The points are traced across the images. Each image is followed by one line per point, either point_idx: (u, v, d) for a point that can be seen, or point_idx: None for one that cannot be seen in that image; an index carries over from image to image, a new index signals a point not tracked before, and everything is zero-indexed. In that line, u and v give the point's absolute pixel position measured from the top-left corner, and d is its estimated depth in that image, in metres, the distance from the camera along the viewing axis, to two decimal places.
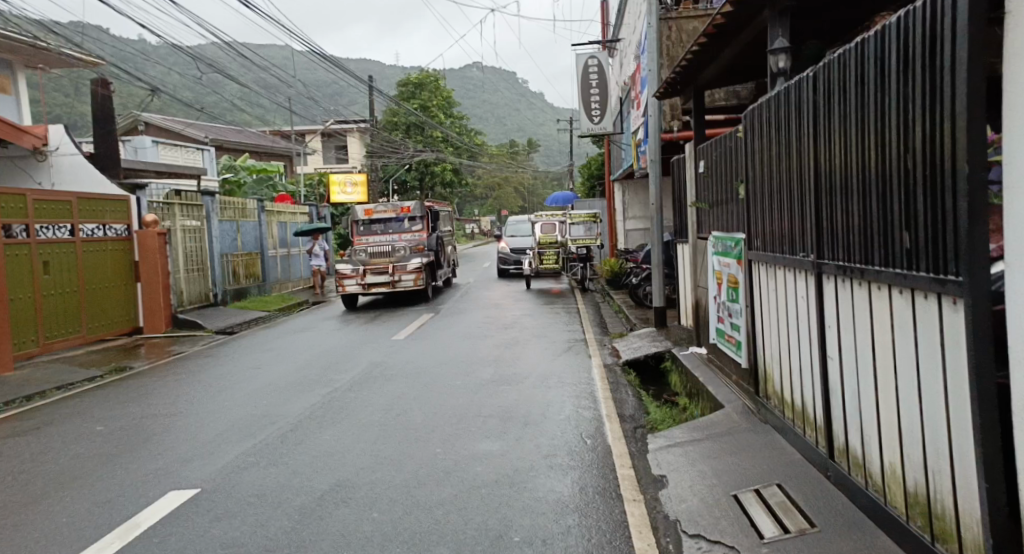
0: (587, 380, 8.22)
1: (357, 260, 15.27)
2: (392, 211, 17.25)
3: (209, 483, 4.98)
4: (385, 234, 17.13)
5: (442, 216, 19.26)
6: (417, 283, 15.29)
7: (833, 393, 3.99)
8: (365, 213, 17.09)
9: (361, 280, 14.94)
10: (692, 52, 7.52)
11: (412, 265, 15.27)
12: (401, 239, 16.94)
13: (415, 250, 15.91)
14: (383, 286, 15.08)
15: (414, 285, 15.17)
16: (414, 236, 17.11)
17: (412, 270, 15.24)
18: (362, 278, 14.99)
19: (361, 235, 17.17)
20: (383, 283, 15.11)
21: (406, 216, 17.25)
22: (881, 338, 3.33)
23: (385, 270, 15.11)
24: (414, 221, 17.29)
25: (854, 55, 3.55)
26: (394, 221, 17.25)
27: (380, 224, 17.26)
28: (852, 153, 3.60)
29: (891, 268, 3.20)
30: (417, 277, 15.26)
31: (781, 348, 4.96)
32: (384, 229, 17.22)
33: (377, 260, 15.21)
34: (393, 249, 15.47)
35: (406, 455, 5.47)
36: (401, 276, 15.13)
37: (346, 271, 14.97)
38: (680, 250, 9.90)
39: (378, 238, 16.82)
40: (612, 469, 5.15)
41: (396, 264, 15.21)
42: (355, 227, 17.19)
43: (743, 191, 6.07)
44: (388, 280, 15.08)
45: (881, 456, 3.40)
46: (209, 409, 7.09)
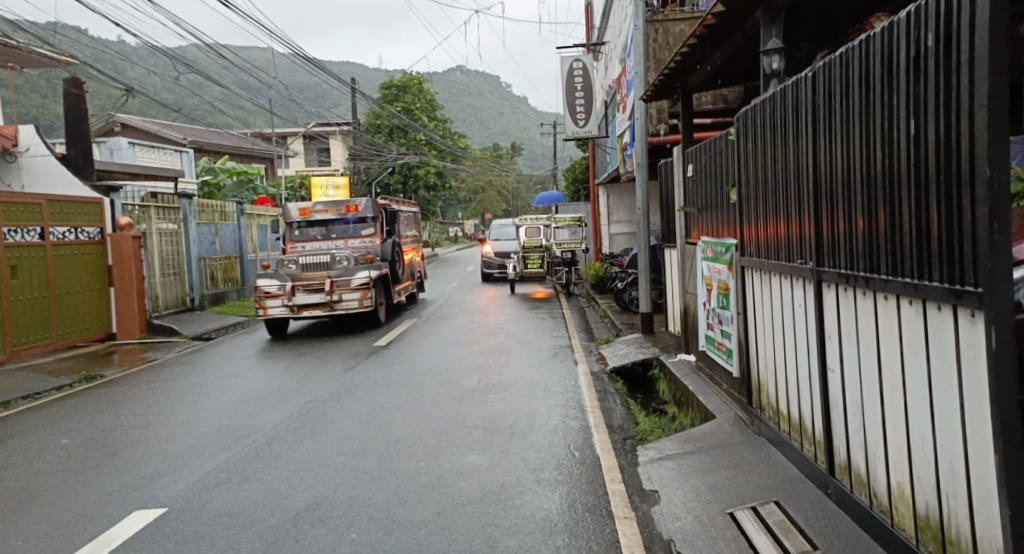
0: (574, 388, 8.04)
1: (286, 273, 12.62)
2: (334, 210, 14.58)
3: (178, 501, 4.71)
4: (327, 240, 14.54)
5: (401, 218, 16.51)
6: (363, 303, 12.69)
7: (833, 406, 3.83)
8: (301, 214, 14.48)
9: (289, 300, 12.28)
10: (681, 54, 7.40)
11: (357, 281, 12.69)
12: (347, 246, 14.40)
13: (362, 260, 13.23)
14: (317, 308, 12.43)
15: (360, 306, 12.60)
16: (364, 241, 14.51)
17: (355, 287, 12.64)
18: (291, 297, 12.31)
19: (297, 241, 14.61)
20: (318, 303, 12.42)
21: (353, 217, 14.53)
22: (888, 352, 3.17)
23: (320, 287, 12.48)
24: (365, 222, 14.62)
25: (859, 55, 3.38)
26: (339, 222, 14.58)
27: (321, 228, 14.61)
28: (857, 157, 3.43)
29: (899, 278, 3.04)
30: (363, 296, 12.68)
31: (776, 359, 4.79)
32: (327, 233, 14.58)
33: (312, 273, 12.60)
34: (332, 260, 12.79)
35: (388, 470, 5.24)
36: (342, 295, 12.52)
37: (271, 289, 12.32)
38: (667, 255, 9.75)
39: (318, 246, 14.33)
40: (601, 484, 4.95)
41: (335, 280, 12.59)
42: (291, 231, 14.64)
43: (735, 195, 5.93)
44: (324, 300, 12.43)
45: (887, 476, 3.25)
46: (183, 421, 6.81)
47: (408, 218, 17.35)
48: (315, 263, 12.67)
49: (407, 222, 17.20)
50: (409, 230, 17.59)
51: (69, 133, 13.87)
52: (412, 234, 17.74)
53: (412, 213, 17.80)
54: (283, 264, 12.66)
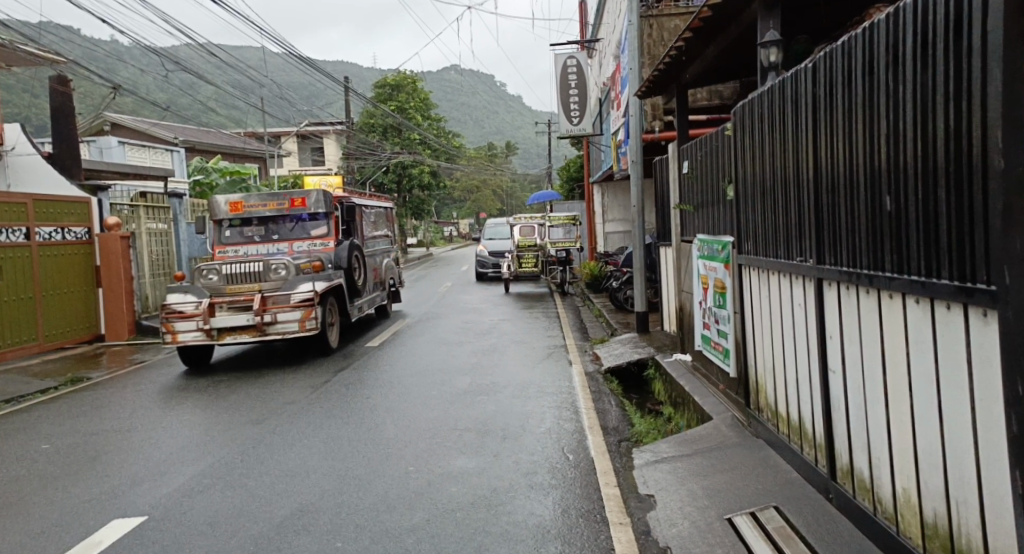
0: (568, 390, 7.90)
1: (206, 287, 9.65)
2: (274, 205, 11.43)
3: (159, 509, 4.56)
4: (267, 242, 11.47)
5: (369, 215, 13.47)
6: (305, 326, 9.47)
7: (835, 409, 3.70)
8: (233, 210, 11.44)
9: (206, 323, 9.26)
10: (677, 49, 7.25)
11: (298, 296, 9.50)
12: (292, 251, 11.35)
13: (310, 269, 10.03)
14: (245, 332, 9.40)
15: (300, 329, 9.41)
16: (313, 243, 11.38)
17: (294, 304, 9.45)
18: (209, 319, 9.32)
19: (228, 244, 11.52)
20: (245, 327, 9.38)
21: (302, 212, 11.39)
22: (893, 353, 3.04)
23: (249, 304, 9.44)
24: (316, 221, 11.46)
25: (863, 43, 3.25)
26: (283, 220, 11.44)
27: (259, 227, 11.51)
28: (861, 150, 3.29)
29: (905, 276, 2.91)
30: (305, 315, 9.47)
31: (775, 360, 4.65)
32: (266, 234, 11.48)
33: (240, 285, 9.58)
34: (265, 269, 9.65)
35: (377, 475, 5.09)
36: (276, 315, 9.37)
37: (185, 308, 9.37)
38: (663, 253, 9.61)
39: (256, 250, 11.36)
40: (596, 488, 4.82)
41: (269, 295, 9.52)
42: (219, 232, 11.55)
43: (732, 192, 5.80)
44: (252, 322, 9.33)
45: (891, 481, 3.12)
46: (169, 425, 6.64)
47: (378, 213, 14.27)
48: (243, 273, 9.59)
49: (377, 218, 14.15)
50: (381, 229, 14.53)
51: (56, 132, 13.67)
52: (384, 234, 14.70)
53: (385, 208, 14.83)
54: (203, 275, 9.70)
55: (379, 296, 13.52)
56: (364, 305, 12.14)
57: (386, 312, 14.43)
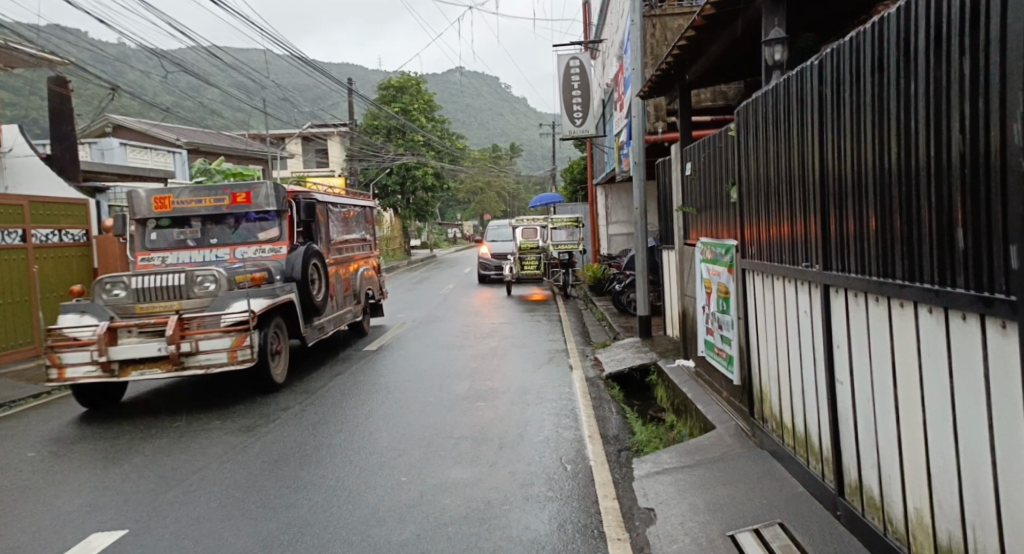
0: (568, 396, 7.74)
1: (108, 304, 7.40)
2: (211, 201, 9.15)
3: (142, 521, 4.42)
4: (203, 248, 9.21)
5: (342, 214, 11.11)
6: (235, 357, 7.21)
7: (843, 422, 3.53)
8: (159, 208, 9.16)
9: (103, 354, 7.02)
10: (679, 47, 7.06)
11: (229, 318, 7.24)
12: (234, 258, 9.08)
13: (247, 282, 7.72)
14: (156, 366, 7.17)
15: (230, 361, 7.18)
16: (260, 248, 9.13)
17: (223, 329, 7.18)
18: (108, 347, 7.06)
19: (155, 249, 9.29)
20: (157, 359, 7.14)
21: (247, 211, 9.15)
22: (904, 365, 2.88)
23: (162, 328, 7.19)
24: (265, 221, 9.20)
25: (872, 38, 3.09)
26: (225, 220, 9.20)
27: (192, 229, 9.25)
28: (870, 151, 3.13)
29: (916, 284, 2.76)
30: (236, 343, 7.22)
31: (780, 369, 4.48)
32: (201, 237, 9.25)
33: (153, 304, 7.37)
34: (185, 282, 7.40)
35: (369, 486, 4.94)
36: (198, 343, 7.13)
37: (78, 334, 7.11)
38: (665, 257, 9.45)
39: (190, 257, 9.15)
40: (594, 501, 4.66)
41: (189, 316, 7.24)
42: (143, 234, 9.29)
43: (736, 194, 5.63)
44: (165, 352, 7.08)
45: (903, 500, 2.95)
46: (160, 432, 6.48)
47: (353, 214, 11.96)
48: (158, 288, 7.38)
49: (351, 219, 11.82)
50: (357, 233, 12.18)
51: (55, 134, 13.54)
52: (361, 238, 12.33)
53: (363, 209, 12.52)
54: (104, 288, 7.44)
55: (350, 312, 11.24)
56: (327, 324, 9.85)
57: (362, 329, 12.20)
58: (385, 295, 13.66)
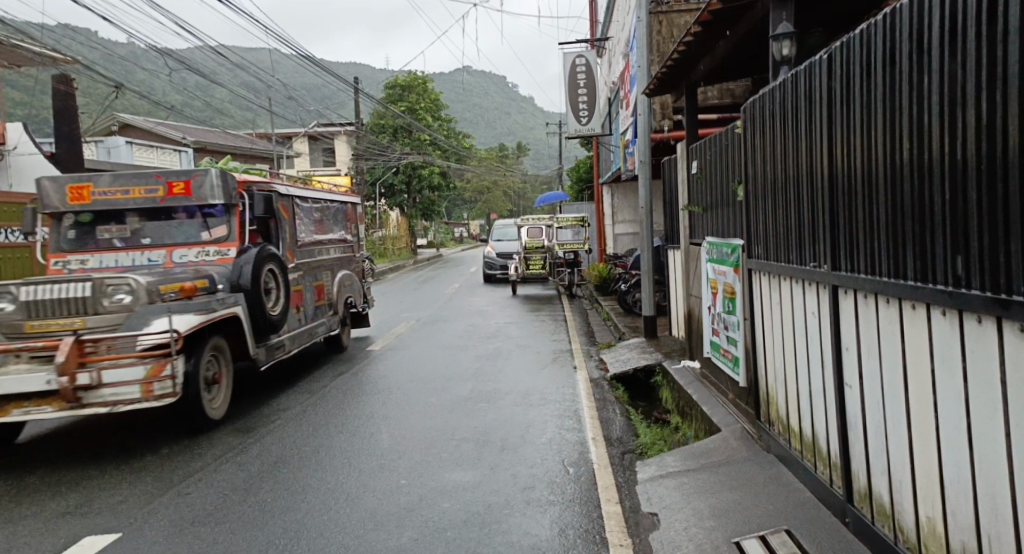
0: (572, 397, 7.65)
1: None
2: (140, 191, 7.38)
3: (138, 523, 4.35)
4: (129, 249, 7.42)
5: (311, 211, 9.39)
6: (149, 391, 5.50)
7: (851, 427, 3.42)
8: (77, 200, 7.35)
9: None
10: (686, 44, 6.96)
11: (147, 339, 5.56)
12: (171, 262, 7.36)
13: (174, 293, 6.15)
14: (43, 404, 5.39)
15: (144, 398, 5.49)
16: (203, 250, 7.41)
17: (138, 355, 5.50)
18: None
19: (71, 251, 7.46)
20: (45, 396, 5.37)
21: (186, 204, 7.42)
22: (915, 370, 2.78)
23: (53, 355, 5.43)
24: (209, 216, 7.49)
25: (883, 32, 2.98)
26: (159, 215, 7.46)
27: (118, 227, 7.47)
28: (880, 149, 3.02)
29: (929, 285, 2.65)
30: (152, 374, 5.52)
31: (787, 371, 4.38)
32: (130, 236, 7.45)
33: (47, 321, 5.64)
34: (88, 294, 5.62)
35: (367, 489, 4.86)
36: (101, 374, 5.42)
37: None
38: (671, 256, 9.36)
39: (115, 261, 7.37)
40: (596, 505, 4.56)
41: (93, 337, 5.50)
42: (58, 232, 7.48)
43: (742, 193, 5.53)
44: (55, 386, 5.31)
45: (914, 509, 2.85)
46: (137, 443, 6.11)
47: (327, 209, 10.18)
48: (53, 303, 5.63)
49: (326, 216, 10.07)
50: (334, 232, 10.44)
51: (59, 133, 13.53)
52: (339, 239, 10.56)
53: (341, 204, 10.77)
54: None
55: (323, 326, 9.53)
56: (288, 343, 8.18)
57: (340, 344, 10.50)
58: (370, 303, 11.94)
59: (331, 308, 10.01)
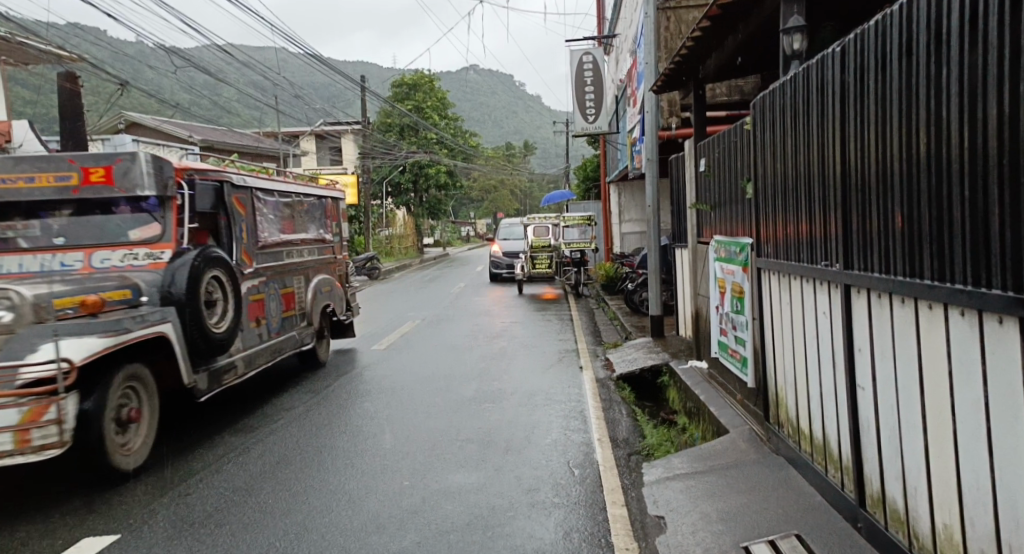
0: (578, 397, 7.57)
1: None
2: (49, 179, 6.00)
3: (138, 523, 4.30)
4: (39, 252, 6.08)
5: (278, 207, 8.04)
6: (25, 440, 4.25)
7: (864, 429, 3.33)
8: None
9: None
10: (693, 39, 6.86)
11: (29, 373, 4.26)
12: (88, 268, 5.99)
13: (74, 309, 4.80)
14: None
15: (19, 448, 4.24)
16: (131, 252, 6.03)
17: (15, 393, 4.22)
18: None
19: None
20: None
21: (107, 197, 6.04)
22: (931, 372, 2.68)
23: None
24: (137, 211, 6.11)
25: (898, 24, 2.88)
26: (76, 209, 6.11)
27: (26, 222, 6.10)
28: (896, 144, 2.92)
29: (947, 284, 2.55)
30: (31, 418, 4.26)
31: (797, 373, 4.28)
32: (40, 234, 6.10)
33: None
34: None
35: (370, 491, 4.80)
36: None
37: None
38: (678, 255, 9.26)
39: (21, 265, 6.04)
40: (602, 508, 4.48)
41: None
42: None
43: (751, 191, 5.44)
44: None
45: (929, 515, 2.76)
46: (30, 493, 4.88)
47: (299, 205, 8.83)
48: None
49: (299, 213, 8.75)
50: (308, 232, 9.10)
51: (64, 130, 13.54)
52: (315, 240, 9.23)
53: (317, 200, 9.45)
54: None
55: (293, 341, 8.20)
56: (243, 365, 6.83)
57: (317, 359, 9.21)
58: (354, 312, 10.65)
59: (305, 319, 8.68)
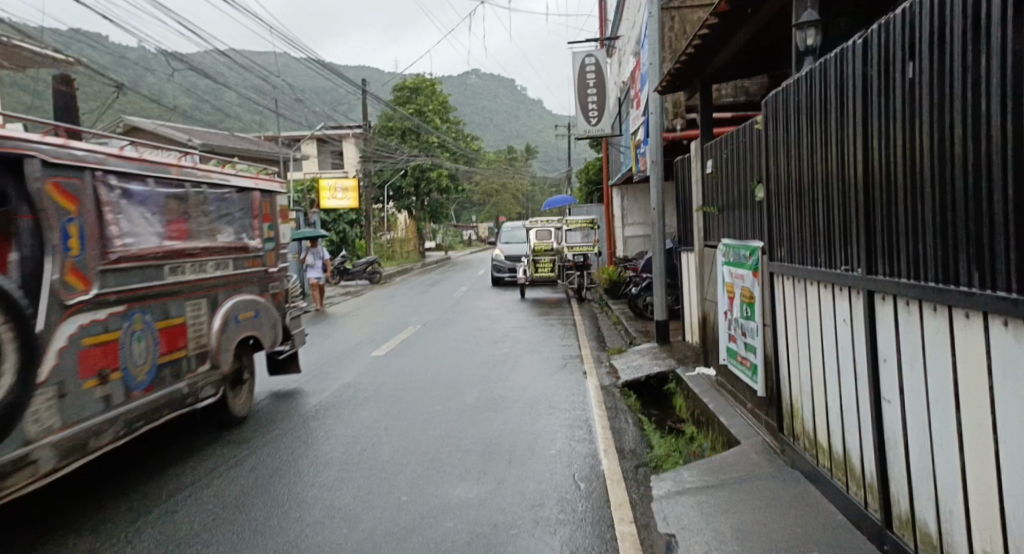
0: (582, 405, 7.35)
1: None
2: None
3: (120, 544, 4.08)
4: None
5: (155, 200, 5.33)
6: None
7: (891, 445, 3.12)
8: None
9: None
10: (700, 37, 6.69)
11: None
12: None
13: None
14: None
15: None
16: None
17: None
18: None
19: None
20: None
21: None
22: (968, 387, 2.47)
23: None
24: None
25: (925, 11, 2.66)
26: None
27: None
28: (924, 142, 2.70)
29: (986, 292, 2.34)
30: None
31: (814, 383, 4.08)
32: None
33: None
34: None
35: (366, 507, 4.59)
36: None
37: None
38: (684, 259, 9.06)
39: None
40: (610, 525, 4.27)
41: None
42: None
43: (762, 193, 5.23)
44: None
45: (968, 543, 2.54)
46: None
47: (199, 199, 6.05)
48: None
49: (196, 212, 5.96)
50: (216, 238, 6.30)
51: None
52: (226, 247, 6.44)
53: (232, 194, 6.64)
54: None
55: (179, 399, 5.50)
56: (59, 458, 4.18)
57: (230, 417, 6.56)
58: (297, 343, 7.98)
59: (208, 362, 5.96)
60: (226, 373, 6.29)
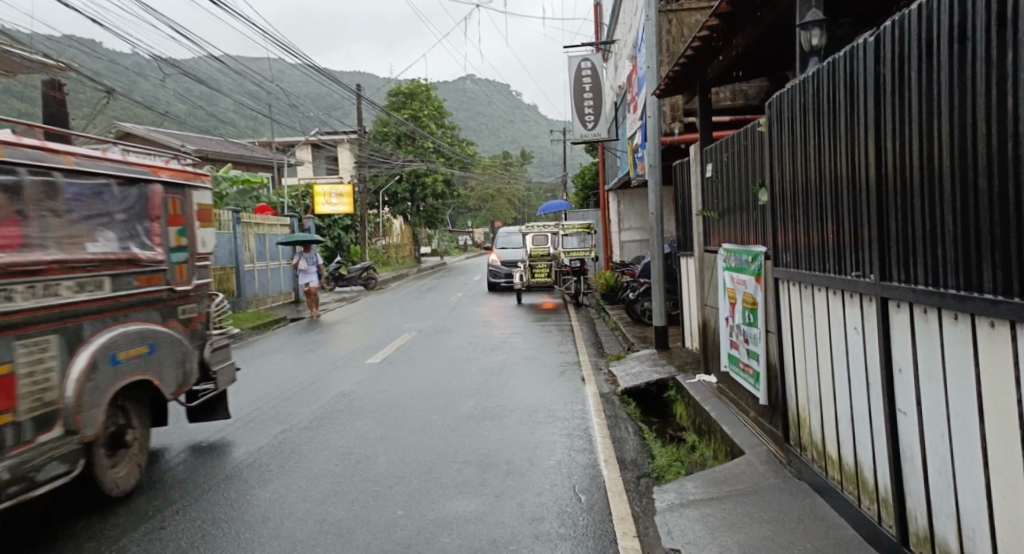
0: (581, 414, 7.21)
1: None
2: None
3: None
4: None
5: None
6: None
7: (908, 459, 2.99)
8: None
9: None
10: (699, 39, 6.57)
11: None
12: None
13: None
14: None
15: None
16: None
17: None
18: None
19: None
20: None
21: None
22: (994, 400, 2.34)
23: None
24: None
25: (945, 6, 2.54)
26: None
27: None
28: (944, 143, 2.58)
29: (1013, 300, 2.21)
30: None
31: (822, 392, 3.96)
32: None
33: None
34: None
35: (361, 521, 4.45)
36: None
37: None
38: (683, 264, 8.94)
39: None
40: (612, 540, 4.14)
41: None
42: None
43: (766, 198, 5.11)
44: None
45: None
46: None
47: (45, 191, 4.28)
48: None
49: (39, 210, 4.20)
50: (81, 249, 4.54)
51: None
52: (96, 260, 4.66)
53: (112, 187, 4.92)
54: None
55: None
56: None
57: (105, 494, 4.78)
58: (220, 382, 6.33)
59: (58, 428, 4.19)
60: (91, 439, 4.47)
